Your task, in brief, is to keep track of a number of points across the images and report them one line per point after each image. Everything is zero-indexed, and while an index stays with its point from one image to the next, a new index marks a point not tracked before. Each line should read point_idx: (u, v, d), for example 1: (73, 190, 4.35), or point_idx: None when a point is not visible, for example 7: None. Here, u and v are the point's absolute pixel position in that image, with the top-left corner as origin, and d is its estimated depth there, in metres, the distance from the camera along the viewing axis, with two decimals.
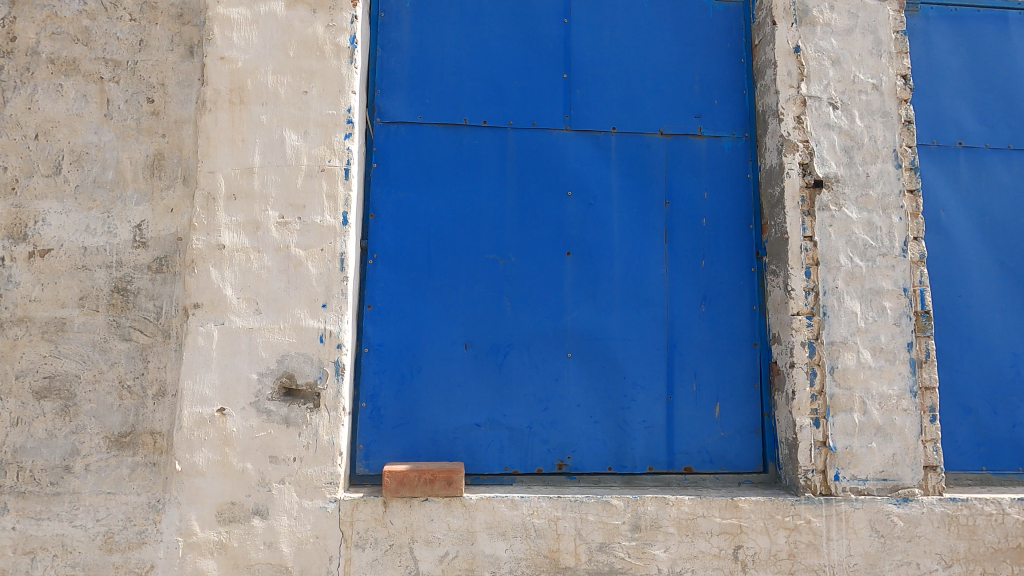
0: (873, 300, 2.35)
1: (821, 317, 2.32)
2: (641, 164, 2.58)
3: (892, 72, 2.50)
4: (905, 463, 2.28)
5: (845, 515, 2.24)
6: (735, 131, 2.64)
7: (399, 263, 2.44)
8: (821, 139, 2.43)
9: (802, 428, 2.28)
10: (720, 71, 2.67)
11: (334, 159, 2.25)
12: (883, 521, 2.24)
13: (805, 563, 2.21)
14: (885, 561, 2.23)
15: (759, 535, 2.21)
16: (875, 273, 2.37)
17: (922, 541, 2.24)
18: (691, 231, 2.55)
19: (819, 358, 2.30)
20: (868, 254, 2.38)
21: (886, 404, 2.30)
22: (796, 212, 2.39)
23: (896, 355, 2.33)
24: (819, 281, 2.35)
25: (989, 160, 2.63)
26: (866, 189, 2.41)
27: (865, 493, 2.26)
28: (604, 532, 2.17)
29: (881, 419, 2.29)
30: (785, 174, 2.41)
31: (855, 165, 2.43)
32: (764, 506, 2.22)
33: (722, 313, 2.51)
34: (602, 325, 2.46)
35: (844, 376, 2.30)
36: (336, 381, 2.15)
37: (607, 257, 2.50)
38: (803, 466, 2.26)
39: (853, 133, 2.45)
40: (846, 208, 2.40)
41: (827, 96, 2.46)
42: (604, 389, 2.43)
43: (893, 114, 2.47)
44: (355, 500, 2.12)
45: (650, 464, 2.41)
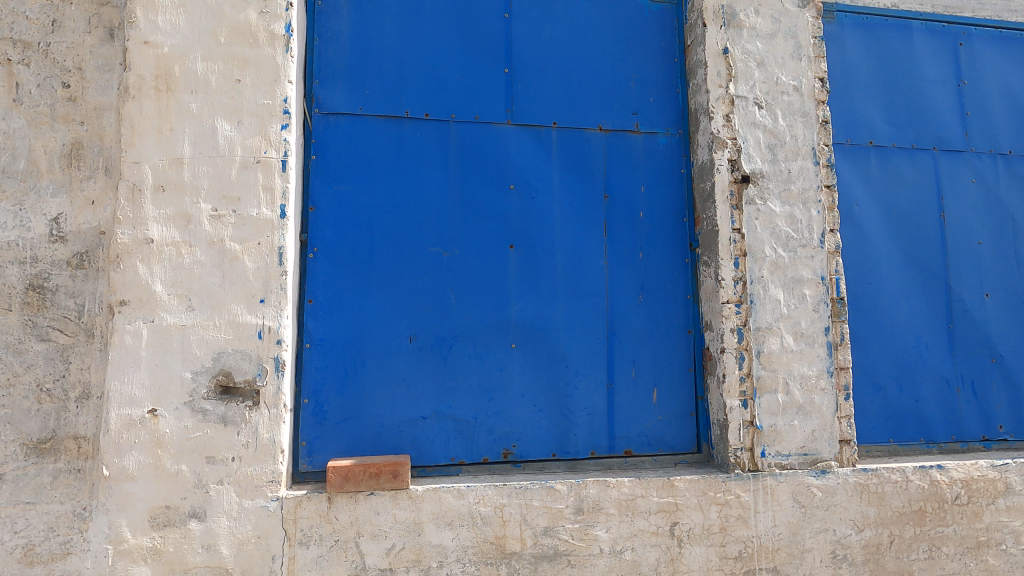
0: (795, 288, 2.53)
1: (748, 305, 2.47)
2: (582, 159, 2.65)
3: (811, 75, 2.67)
4: (823, 438, 2.47)
5: (771, 488, 2.40)
6: (669, 128, 2.75)
7: (340, 256, 2.41)
8: (748, 137, 2.58)
9: (731, 409, 2.42)
10: (655, 69, 2.77)
11: (270, 151, 2.19)
12: (804, 492, 2.42)
13: (736, 535, 2.35)
14: (805, 529, 2.40)
15: (693, 511, 2.33)
16: (797, 263, 2.54)
17: (838, 509, 2.43)
18: (629, 224, 2.65)
19: (747, 343, 2.45)
20: (790, 245, 2.55)
21: (806, 384, 2.48)
22: (725, 205, 2.52)
23: (815, 339, 2.51)
24: (746, 271, 2.49)
25: (895, 158, 2.87)
26: (788, 184, 2.58)
27: (788, 468, 2.43)
28: (549, 516, 2.24)
29: (802, 398, 2.47)
30: (715, 169, 2.54)
31: (779, 161, 2.59)
32: (698, 484, 2.35)
33: (659, 302, 2.63)
34: (545, 316, 2.52)
35: (769, 360, 2.46)
36: (276, 377, 2.11)
37: (550, 249, 2.56)
38: (733, 444, 2.41)
39: (776, 131, 2.61)
40: (770, 202, 2.55)
41: (753, 96, 2.61)
42: (548, 379, 2.49)
43: (812, 114, 2.65)
44: (298, 497, 2.09)
45: (592, 449, 2.49)
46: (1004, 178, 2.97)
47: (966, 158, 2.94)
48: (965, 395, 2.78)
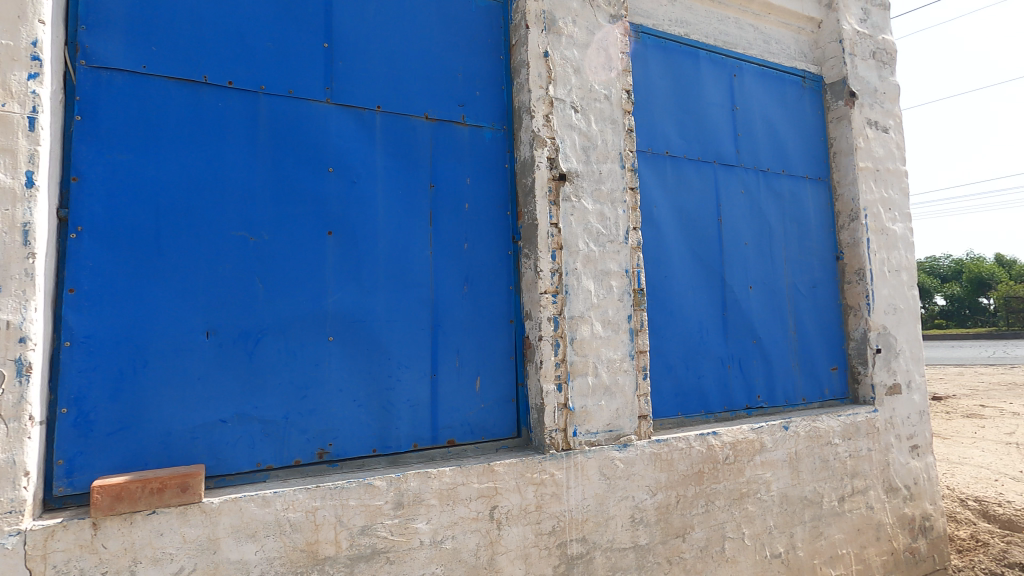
0: (603, 280, 2.76)
1: (563, 295, 2.64)
2: (407, 146, 2.58)
3: (619, 86, 2.94)
4: (625, 415, 2.74)
5: (581, 464, 2.59)
6: (494, 123, 2.81)
7: (115, 238, 2.04)
8: (565, 138, 2.74)
9: (548, 393, 2.56)
10: (481, 64, 2.81)
11: (9, 103, 1.76)
12: (608, 465, 2.66)
13: (549, 511, 2.50)
14: (609, 498, 2.64)
15: (511, 493, 2.43)
16: (605, 257, 2.78)
17: (636, 477, 2.72)
18: (454, 215, 2.65)
19: (562, 331, 2.62)
20: (600, 240, 2.77)
21: (612, 367, 2.74)
22: (544, 201, 2.66)
23: (620, 326, 2.78)
24: (562, 263, 2.66)
25: (685, 168, 3.28)
26: (599, 184, 2.80)
27: (596, 444, 2.65)
28: (366, 514, 2.15)
29: (608, 380, 2.72)
30: (535, 166, 2.66)
31: (591, 163, 2.80)
32: (516, 467, 2.45)
33: (483, 293, 2.68)
34: (365, 307, 2.41)
35: (581, 346, 2.66)
36: (17, 384, 1.71)
37: (372, 237, 2.45)
38: (549, 426, 2.55)
39: (589, 135, 2.81)
40: (583, 200, 2.75)
41: (569, 100, 2.78)
42: (368, 372, 2.39)
43: (619, 122, 2.91)
44: (50, 527, 1.73)
45: (415, 441, 2.45)
46: (763, 191, 3.58)
47: (737, 172, 3.49)
48: (734, 371, 3.30)
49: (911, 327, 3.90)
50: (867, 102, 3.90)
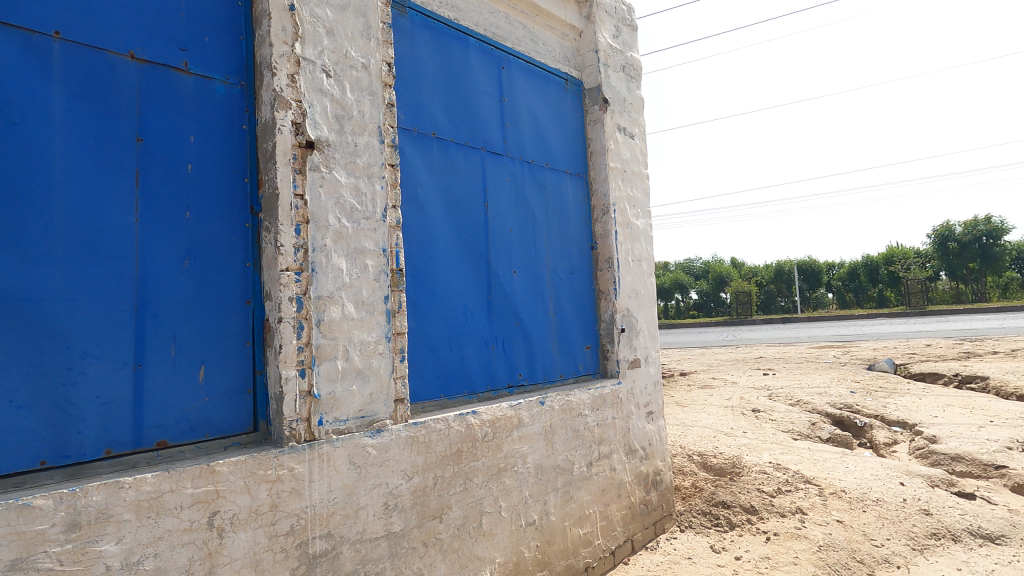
0: (357, 258, 2.61)
1: (309, 273, 2.42)
2: (102, 87, 2.10)
3: (379, 57, 2.80)
4: (379, 399, 2.64)
5: (327, 455, 2.40)
6: (229, 77, 2.46)
7: None
8: (314, 103, 2.51)
9: (288, 380, 2.33)
10: (213, 6, 2.44)
11: None
12: (359, 453, 2.51)
13: (287, 510, 2.27)
14: (360, 488, 2.50)
15: (238, 495, 2.14)
16: (360, 234, 2.63)
17: (390, 463, 2.63)
18: (172, 176, 2.25)
19: (307, 312, 2.40)
20: (354, 216, 2.61)
21: (365, 350, 2.60)
22: (287, 169, 2.40)
23: (375, 307, 2.66)
24: (308, 239, 2.43)
25: (453, 151, 3.29)
26: (354, 157, 2.64)
27: (346, 432, 2.50)
28: (20, 545, 1.68)
29: (361, 363, 2.58)
30: (276, 129, 2.38)
31: (345, 133, 2.62)
32: (245, 465, 2.17)
33: (211, 269, 2.32)
34: (32, 282, 1.89)
35: (329, 328, 2.47)
36: None
37: (43, 195, 1.94)
38: (288, 417, 2.32)
39: (343, 103, 2.63)
40: (335, 172, 2.56)
41: (320, 62, 2.55)
42: (35, 365, 1.88)
43: (379, 94, 2.78)
44: None
45: (108, 447, 2.01)
46: (528, 181, 3.78)
47: (504, 161, 3.62)
48: (497, 352, 3.42)
49: (648, 310, 4.52)
50: (617, 110, 4.42)
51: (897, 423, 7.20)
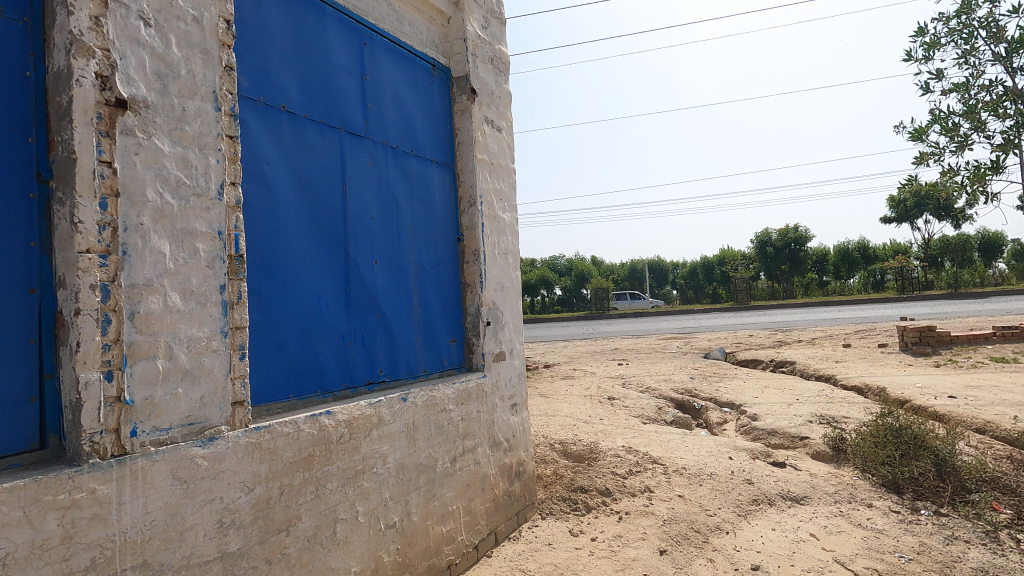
0: (185, 241, 2.25)
1: (119, 257, 2.02)
2: None
3: (214, 12, 2.44)
4: (212, 403, 2.31)
5: (143, 472, 2.03)
6: (4, 8, 1.95)
7: None
8: (127, 54, 2.10)
9: (89, 385, 1.92)
10: None
11: None
12: (186, 466, 2.17)
13: (86, 542, 1.88)
14: (187, 506, 2.16)
15: (14, 530, 1.72)
16: (188, 213, 2.27)
17: (226, 475, 2.31)
18: None
19: (115, 303, 2.01)
20: (180, 192, 2.25)
21: (194, 347, 2.26)
22: (89, 130, 1.97)
23: (208, 298, 2.32)
24: (117, 216, 2.03)
25: (306, 128, 2.99)
26: (181, 124, 2.27)
27: (168, 443, 2.14)
28: None
29: (188, 363, 2.23)
30: (73, 80, 1.94)
31: (169, 95, 2.24)
32: (25, 492, 1.74)
33: None
34: None
35: (146, 322, 2.10)
36: None
37: None
38: (88, 429, 1.92)
39: (167, 59, 2.24)
40: (156, 139, 2.18)
41: (136, 7, 2.14)
42: None
43: (214, 54, 2.42)
44: None
45: None
46: (392, 167, 3.59)
47: (365, 144, 3.39)
48: (356, 347, 3.19)
49: (513, 303, 4.57)
50: (484, 101, 4.39)
51: (726, 404, 8.14)
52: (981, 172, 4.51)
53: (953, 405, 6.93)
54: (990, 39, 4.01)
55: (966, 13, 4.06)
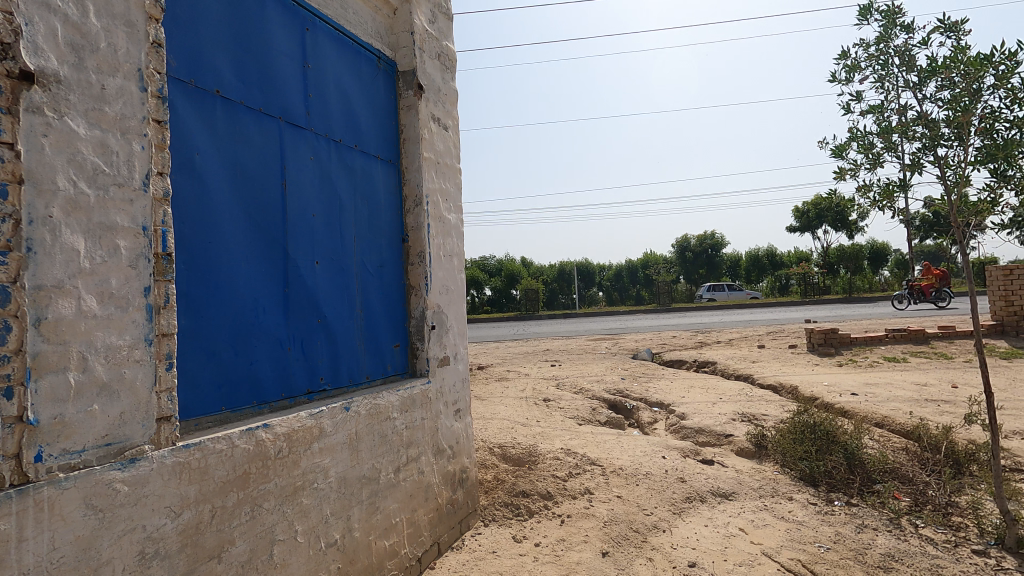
0: (104, 237, 1.99)
1: (22, 254, 1.75)
2: None
3: None
4: (134, 420, 2.05)
5: (50, 502, 1.76)
6: None
7: None
8: (35, 20, 1.82)
9: None
10: None
11: None
12: (103, 493, 1.91)
13: None
14: (103, 539, 1.90)
15: None
16: (107, 206, 2.00)
17: (150, 500, 2.06)
18: None
19: (17, 308, 1.73)
20: (98, 181, 1.98)
21: (114, 357, 2.00)
22: None
23: (130, 302, 2.06)
24: (21, 207, 1.76)
25: (243, 116, 2.75)
26: (100, 104, 2.00)
27: (80, 467, 1.87)
28: None
29: (106, 375, 1.97)
30: None
31: (86, 70, 1.96)
32: None
33: None
34: None
35: (55, 330, 1.82)
36: None
37: None
38: None
39: (84, 29, 1.96)
40: (69, 119, 1.90)
41: None
42: None
43: (140, 28, 2.16)
44: None
45: None
46: (334, 162, 3.38)
47: (307, 136, 3.17)
48: (295, 354, 2.97)
49: (458, 306, 4.47)
50: (431, 98, 4.26)
51: (656, 404, 8.43)
52: (890, 189, 4.92)
53: (856, 402, 7.55)
54: (903, 67, 4.38)
55: (883, 41, 4.42)
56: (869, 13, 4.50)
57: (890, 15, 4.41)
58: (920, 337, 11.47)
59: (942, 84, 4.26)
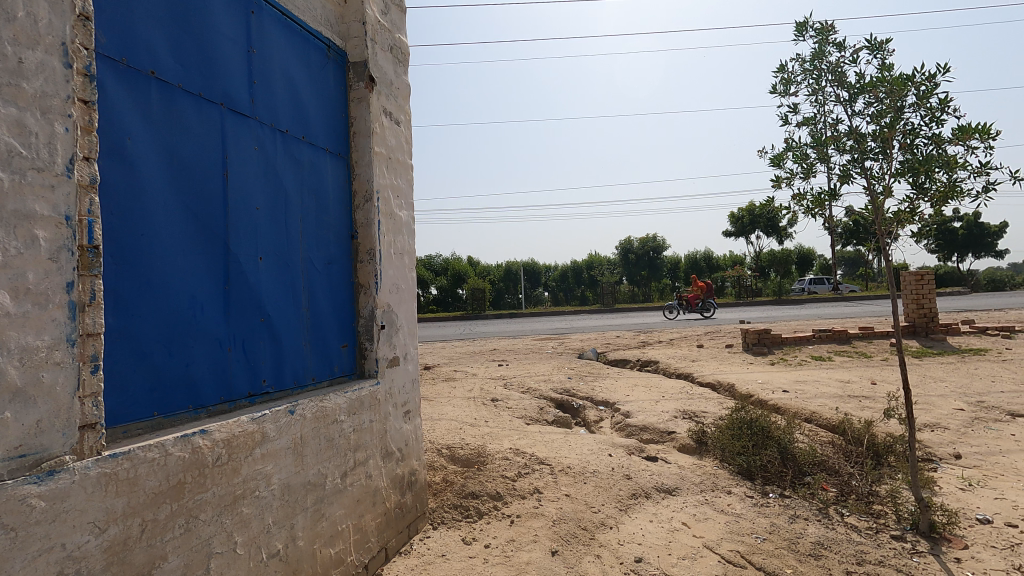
0: (19, 227, 1.80)
1: None
2: None
3: None
4: (53, 428, 1.87)
5: None
6: None
7: None
8: None
9: None
10: None
11: None
12: (15, 510, 1.72)
13: None
14: (15, 560, 1.72)
15: None
16: (24, 193, 1.81)
17: (71, 516, 1.89)
18: None
19: None
20: (13, 165, 1.79)
21: (30, 359, 1.81)
22: None
23: (50, 299, 1.89)
24: None
25: (180, 100, 2.57)
26: (17, 79, 1.81)
27: None
28: None
29: (22, 380, 1.79)
30: None
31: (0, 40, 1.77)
32: None
33: None
34: None
35: None
36: None
37: None
38: None
39: None
40: None
41: None
42: None
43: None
44: None
45: None
46: (280, 153, 3.22)
47: (251, 124, 2.99)
48: (235, 355, 2.80)
49: (408, 305, 4.38)
50: (383, 91, 4.15)
51: (602, 402, 8.58)
52: (821, 198, 5.21)
53: (788, 398, 7.96)
54: (835, 83, 4.65)
55: (817, 57, 4.68)
56: (805, 30, 4.75)
57: (824, 33, 4.67)
58: (843, 337, 12.26)
59: (870, 100, 4.55)
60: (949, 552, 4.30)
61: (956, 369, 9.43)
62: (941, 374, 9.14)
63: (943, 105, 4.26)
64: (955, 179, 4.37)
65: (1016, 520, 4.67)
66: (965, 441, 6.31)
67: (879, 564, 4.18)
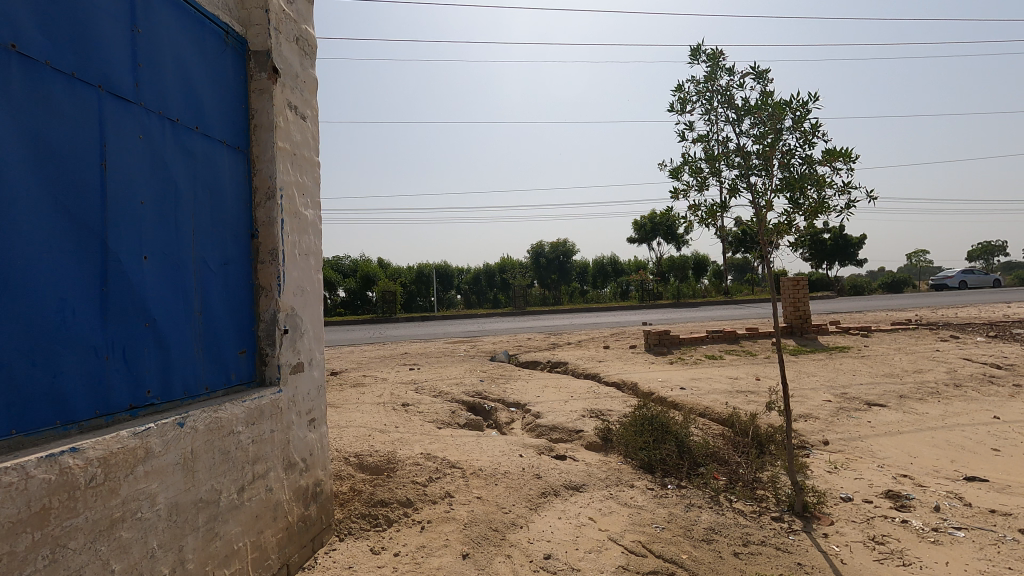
0: None
1: None
2: None
3: None
4: None
5: None
6: None
7: None
8: None
9: None
10: None
11: None
12: None
13: None
14: None
15: None
16: None
17: None
18: None
19: None
20: None
21: None
22: None
23: None
24: None
25: (48, 79, 2.29)
26: None
27: None
28: None
29: None
30: None
31: None
32: None
33: None
34: None
35: None
36: None
37: None
38: None
39: None
40: None
41: None
42: None
43: None
44: None
45: None
46: (169, 143, 2.96)
47: (134, 110, 2.73)
48: (115, 363, 2.53)
49: (313, 308, 4.18)
50: (286, 83, 3.95)
51: (513, 404, 8.70)
52: (714, 209, 5.65)
53: (685, 395, 8.52)
54: (724, 104, 5.06)
55: (710, 80, 5.06)
56: (699, 54, 5.13)
57: (715, 58, 5.07)
58: (732, 337, 13.32)
59: (754, 122, 5.00)
60: (819, 528, 4.82)
61: (824, 365, 10.58)
62: (813, 369, 10.19)
63: (813, 130, 4.78)
64: (823, 196, 4.91)
65: (871, 496, 5.32)
66: (832, 429, 7.10)
67: (761, 544, 4.59)
